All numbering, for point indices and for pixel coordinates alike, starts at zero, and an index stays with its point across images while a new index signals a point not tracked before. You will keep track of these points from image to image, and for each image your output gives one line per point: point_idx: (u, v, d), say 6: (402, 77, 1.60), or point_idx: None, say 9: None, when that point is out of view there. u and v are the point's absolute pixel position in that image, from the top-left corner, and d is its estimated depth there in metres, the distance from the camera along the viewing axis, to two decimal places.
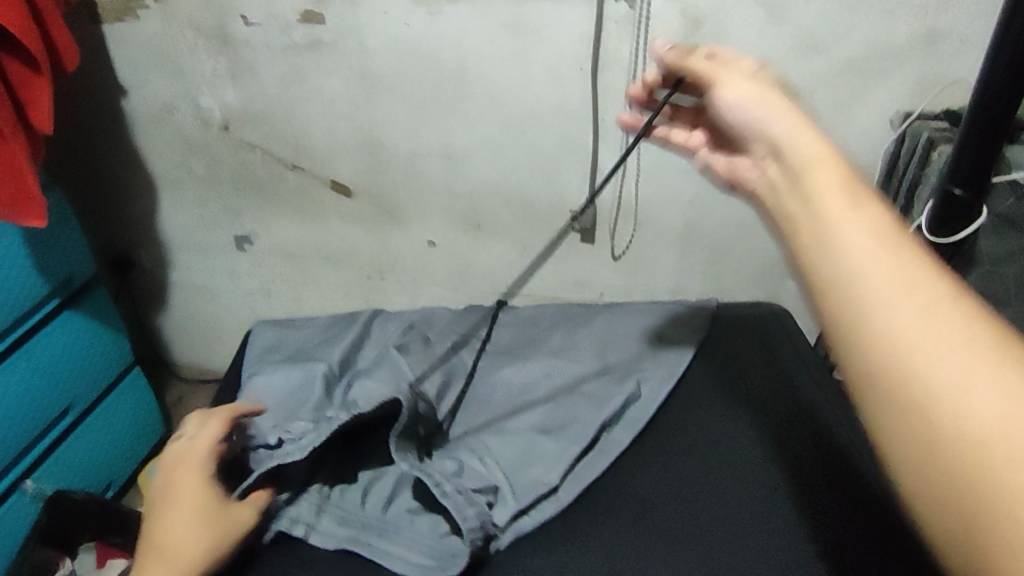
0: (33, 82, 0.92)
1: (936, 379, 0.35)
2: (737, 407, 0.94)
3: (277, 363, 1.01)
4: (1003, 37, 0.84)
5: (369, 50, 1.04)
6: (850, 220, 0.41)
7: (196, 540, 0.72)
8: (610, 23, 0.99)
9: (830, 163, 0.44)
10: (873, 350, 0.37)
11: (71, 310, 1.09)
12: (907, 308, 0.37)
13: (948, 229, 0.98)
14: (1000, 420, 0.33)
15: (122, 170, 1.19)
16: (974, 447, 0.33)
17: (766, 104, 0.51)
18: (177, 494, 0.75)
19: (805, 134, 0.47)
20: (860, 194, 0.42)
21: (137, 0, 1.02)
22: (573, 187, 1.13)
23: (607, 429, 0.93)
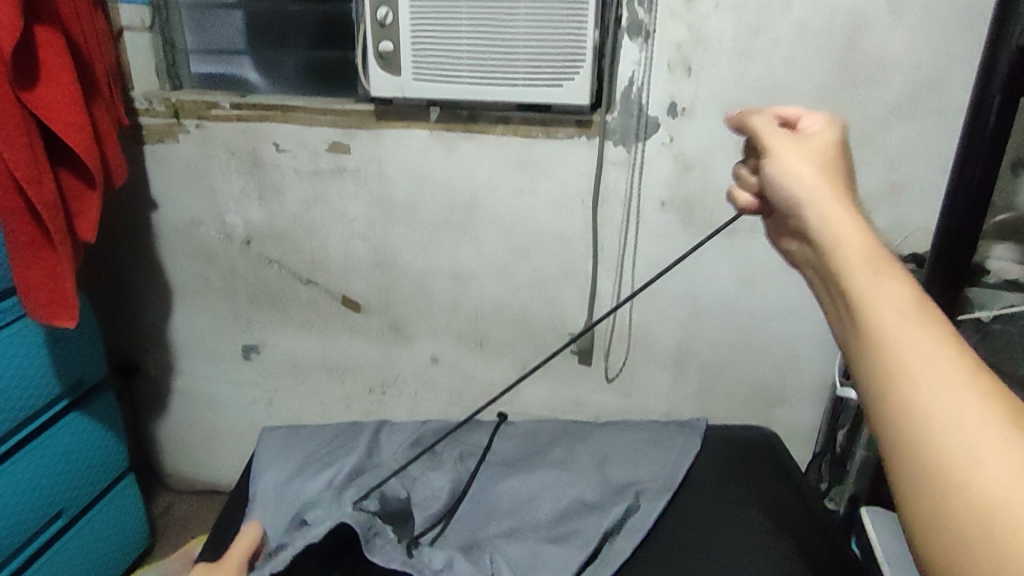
0: (85, 194, 0.98)
1: (944, 410, 0.39)
2: (736, 516, 0.99)
3: (282, 482, 1.00)
4: (958, 182, 0.94)
5: (389, 178, 1.13)
6: (876, 294, 0.44)
7: None
8: (610, 164, 1.10)
9: (859, 239, 0.47)
10: (900, 435, 0.40)
11: (79, 412, 1.08)
12: (954, 378, 0.39)
13: None
14: (1010, 485, 0.36)
15: (141, 278, 1.23)
16: (982, 505, 0.36)
17: (815, 187, 0.52)
18: None
19: (846, 219, 0.49)
20: (886, 270, 0.45)
21: (180, 125, 1.11)
22: (573, 313, 1.19)
23: (609, 539, 0.96)
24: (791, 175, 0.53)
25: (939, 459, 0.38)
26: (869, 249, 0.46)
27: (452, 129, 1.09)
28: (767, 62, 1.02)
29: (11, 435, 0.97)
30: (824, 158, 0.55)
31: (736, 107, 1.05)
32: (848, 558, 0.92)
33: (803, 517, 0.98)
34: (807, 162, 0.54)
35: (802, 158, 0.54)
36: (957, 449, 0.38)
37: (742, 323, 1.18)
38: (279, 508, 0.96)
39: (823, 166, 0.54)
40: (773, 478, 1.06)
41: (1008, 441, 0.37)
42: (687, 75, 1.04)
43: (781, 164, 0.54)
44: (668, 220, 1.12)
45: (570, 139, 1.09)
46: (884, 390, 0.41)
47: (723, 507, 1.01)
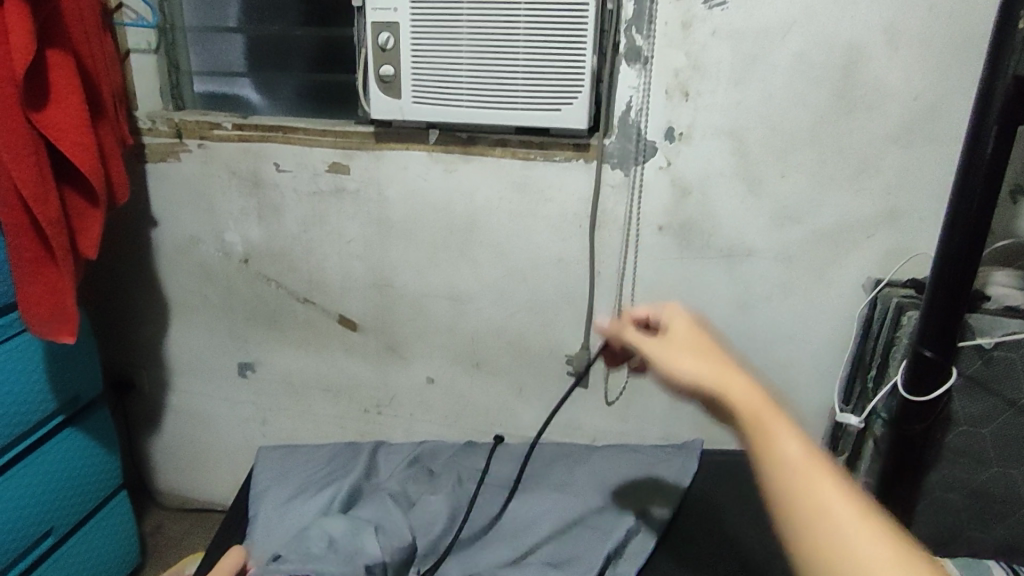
0: (88, 213, 0.99)
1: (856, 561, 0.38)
2: (738, 542, 0.99)
3: (283, 503, 1.01)
4: (959, 202, 0.93)
5: (388, 199, 1.14)
6: (778, 443, 0.43)
7: None
8: (607, 187, 1.10)
9: (756, 397, 0.46)
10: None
11: (74, 427, 1.08)
12: (861, 530, 0.39)
13: (923, 388, 1.02)
14: None
15: (140, 295, 1.24)
16: None
17: (706, 369, 0.49)
18: None
19: (742, 384, 0.47)
20: (779, 422, 0.44)
21: (182, 144, 1.13)
22: (570, 335, 1.19)
23: (612, 563, 0.95)
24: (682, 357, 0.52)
25: None
26: (764, 408, 0.45)
27: (451, 151, 1.11)
28: (765, 89, 1.03)
29: (7, 449, 0.98)
30: (699, 344, 0.53)
31: (732, 133, 1.06)
32: None
33: None
34: (685, 350, 0.52)
35: (681, 351, 0.52)
36: None
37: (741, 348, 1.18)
38: (284, 527, 0.97)
39: (699, 350, 0.52)
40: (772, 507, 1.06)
41: None
42: (685, 100, 1.05)
43: (667, 366, 0.52)
44: (666, 244, 1.13)
45: (567, 162, 1.09)
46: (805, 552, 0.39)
47: (727, 533, 1.00)
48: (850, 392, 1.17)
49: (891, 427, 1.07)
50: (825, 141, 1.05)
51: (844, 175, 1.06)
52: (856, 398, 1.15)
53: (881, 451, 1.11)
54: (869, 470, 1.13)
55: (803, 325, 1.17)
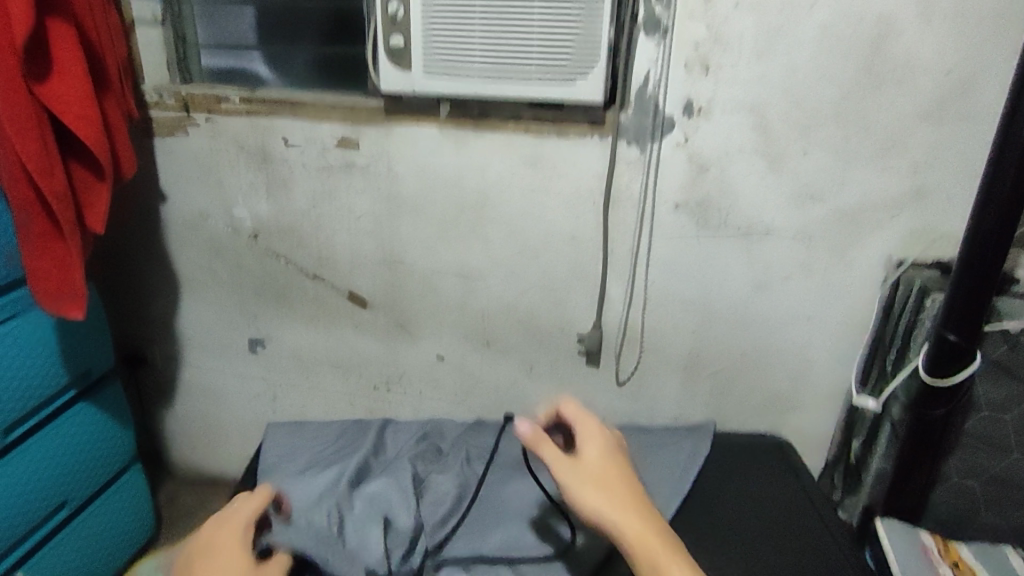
0: (94, 187, 0.99)
1: None
2: (746, 526, 0.98)
3: (291, 477, 1.02)
4: (992, 183, 0.89)
5: (397, 174, 1.12)
6: (652, 550, 0.79)
7: None
8: (622, 163, 1.07)
9: (639, 525, 0.81)
10: None
11: (87, 401, 1.09)
12: None
13: (945, 372, 0.99)
14: None
15: (151, 270, 1.24)
16: None
17: (606, 501, 0.83)
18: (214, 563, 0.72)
19: (627, 510, 0.82)
20: (651, 538, 0.80)
21: (189, 118, 1.12)
22: (581, 314, 1.18)
23: None
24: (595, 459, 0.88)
25: None
26: (640, 529, 0.80)
27: (462, 125, 1.08)
28: (790, 62, 0.98)
29: (21, 422, 0.99)
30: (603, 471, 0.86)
31: (753, 107, 1.01)
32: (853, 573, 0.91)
33: (812, 535, 0.97)
34: (590, 475, 0.85)
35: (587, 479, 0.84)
36: None
37: (756, 330, 1.16)
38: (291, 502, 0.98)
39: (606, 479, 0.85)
40: (784, 491, 1.04)
41: None
42: (705, 72, 1.01)
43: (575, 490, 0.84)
44: (681, 223, 1.10)
45: (581, 137, 1.06)
46: None
47: (737, 517, 0.99)
48: (868, 373, 1.15)
49: (909, 411, 1.05)
50: (851, 117, 1.00)
51: (869, 152, 1.02)
52: (875, 381, 1.13)
53: (897, 436, 1.09)
54: (883, 455, 1.11)
55: (822, 307, 1.13)
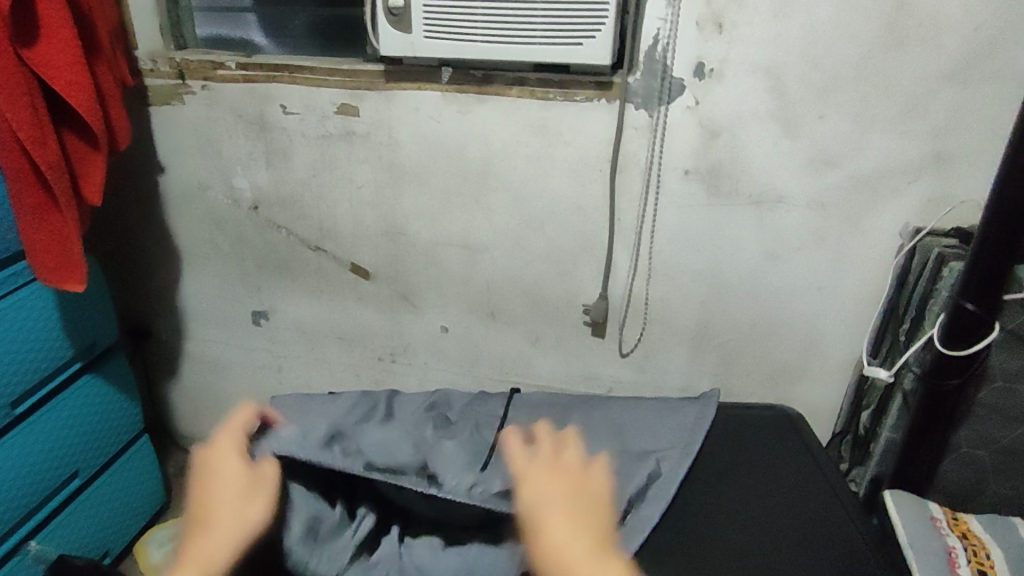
0: (89, 157, 0.97)
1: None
2: (753, 497, 0.97)
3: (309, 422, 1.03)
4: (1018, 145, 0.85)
5: (399, 143, 1.09)
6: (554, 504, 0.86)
7: (254, 515, 0.85)
8: (630, 130, 1.04)
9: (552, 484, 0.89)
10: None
11: (92, 374, 1.10)
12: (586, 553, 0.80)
13: (961, 342, 0.96)
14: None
15: (152, 243, 1.23)
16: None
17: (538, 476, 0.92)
18: (221, 471, 0.88)
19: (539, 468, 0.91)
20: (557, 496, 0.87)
21: (185, 86, 1.09)
22: (587, 285, 1.16)
23: (636, 506, 0.94)
24: (544, 519, 0.83)
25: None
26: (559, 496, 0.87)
27: (465, 90, 1.04)
28: (808, 20, 0.93)
29: (28, 396, 0.99)
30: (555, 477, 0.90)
31: (767, 70, 0.97)
32: (860, 543, 0.90)
33: (818, 506, 0.96)
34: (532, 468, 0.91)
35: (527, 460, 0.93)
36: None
37: (766, 301, 1.14)
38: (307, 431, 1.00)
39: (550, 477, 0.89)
40: (791, 461, 1.03)
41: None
42: (718, 32, 0.96)
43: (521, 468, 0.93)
44: (691, 190, 1.07)
45: (587, 102, 1.02)
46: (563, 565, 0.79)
47: (744, 488, 0.99)
48: (880, 344, 1.13)
49: (921, 381, 1.02)
50: (871, 79, 0.96)
51: (888, 115, 0.98)
52: (887, 352, 1.11)
53: (909, 406, 1.07)
54: (894, 425, 1.09)
55: (834, 278, 1.10)
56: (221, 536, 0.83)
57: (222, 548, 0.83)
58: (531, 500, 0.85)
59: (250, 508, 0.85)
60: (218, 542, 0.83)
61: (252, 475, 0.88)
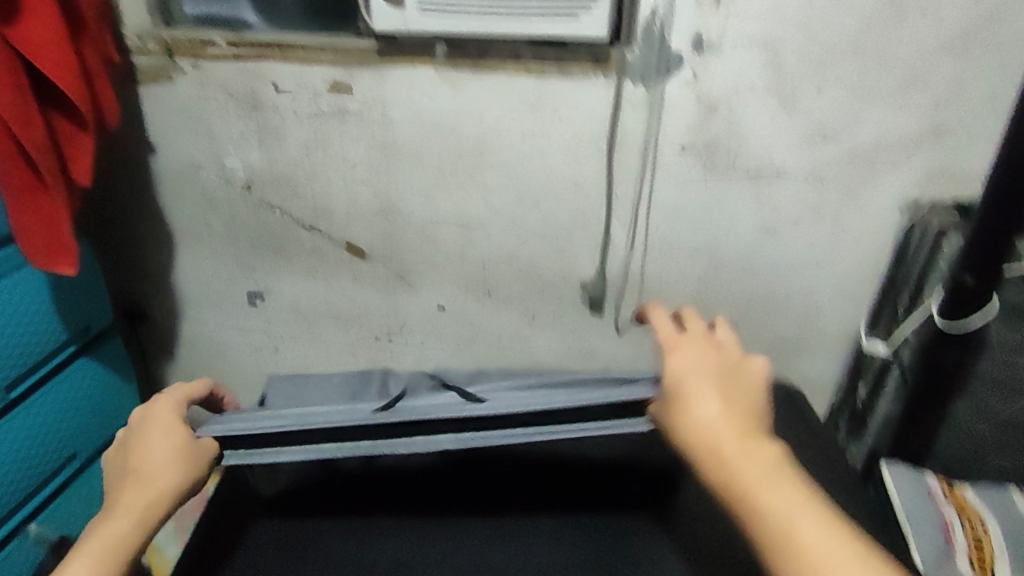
0: (78, 137, 0.95)
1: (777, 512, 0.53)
2: None
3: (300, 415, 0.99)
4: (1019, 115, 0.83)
5: (393, 121, 1.07)
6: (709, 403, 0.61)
7: (170, 480, 0.68)
8: (627, 105, 1.02)
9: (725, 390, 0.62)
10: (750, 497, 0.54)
11: (88, 357, 1.09)
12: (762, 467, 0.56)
13: (960, 315, 0.96)
14: (785, 524, 0.52)
15: (144, 225, 1.22)
16: (776, 532, 0.52)
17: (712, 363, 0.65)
18: (151, 432, 0.71)
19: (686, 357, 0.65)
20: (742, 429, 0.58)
21: (174, 65, 1.07)
22: (584, 262, 1.15)
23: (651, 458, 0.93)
24: (707, 413, 0.60)
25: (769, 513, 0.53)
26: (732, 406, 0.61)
27: (459, 67, 1.02)
28: None
29: (23, 380, 0.99)
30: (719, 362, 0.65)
31: (766, 42, 0.95)
32: (857, 515, 0.91)
33: (817, 479, 0.96)
34: (691, 354, 0.65)
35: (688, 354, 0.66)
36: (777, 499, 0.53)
37: (763, 276, 1.13)
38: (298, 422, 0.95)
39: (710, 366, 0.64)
40: (790, 434, 1.03)
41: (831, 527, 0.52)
42: (716, 5, 0.94)
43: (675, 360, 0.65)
44: (688, 165, 1.05)
45: (583, 77, 1.01)
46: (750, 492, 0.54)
47: None
48: (878, 317, 1.13)
49: None
50: (871, 50, 0.94)
51: (887, 87, 0.96)
52: (885, 325, 1.11)
53: (907, 381, 1.09)
54: (892, 399, 1.11)
55: (831, 253, 1.10)
56: (124, 512, 0.65)
57: (122, 530, 0.64)
58: (688, 391, 0.62)
59: (171, 468, 0.69)
60: (118, 526, 0.64)
61: (189, 444, 0.72)
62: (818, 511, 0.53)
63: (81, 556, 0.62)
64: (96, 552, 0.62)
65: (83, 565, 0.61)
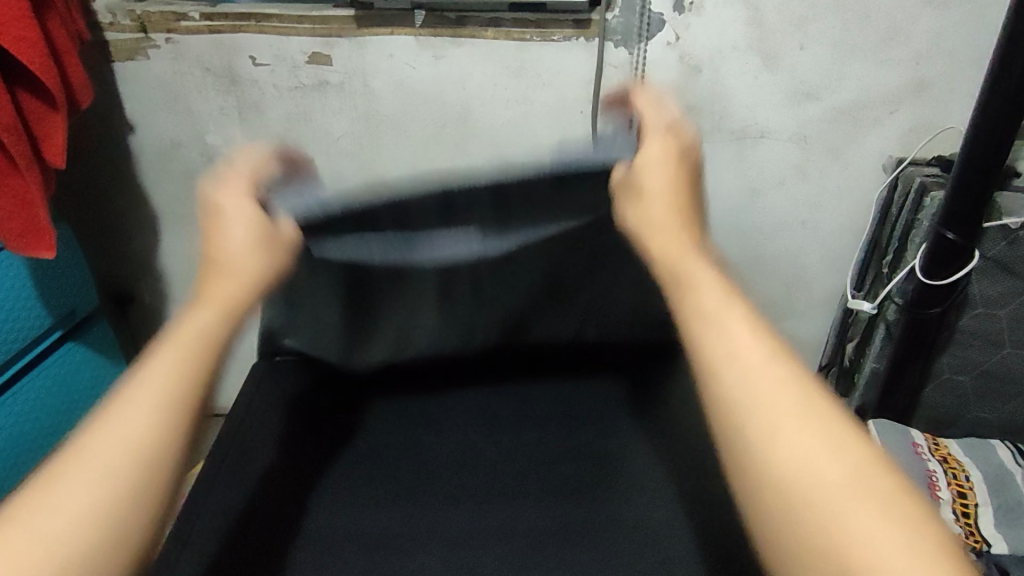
0: (48, 117, 0.93)
1: (787, 473, 0.40)
2: None
3: None
4: (1002, 66, 0.82)
5: (374, 91, 1.06)
6: (743, 329, 0.46)
7: (249, 268, 0.58)
8: (609, 68, 1.01)
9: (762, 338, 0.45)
10: (756, 425, 0.42)
11: (74, 341, 1.09)
12: (800, 436, 0.41)
13: (940, 272, 0.97)
14: (806, 483, 0.39)
15: (127, 205, 1.21)
16: (770, 446, 0.41)
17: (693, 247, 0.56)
18: (221, 223, 0.58)
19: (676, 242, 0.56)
20: (785, 374, 0.44)
21: (148, 40, 1.04)
22: None
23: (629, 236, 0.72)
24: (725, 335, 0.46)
25: (772, 463, 0.40)
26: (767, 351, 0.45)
27: (440, 34, 1.01)
28: None
29: (8, 366, 0.98)
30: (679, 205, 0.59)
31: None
32: None
33: None
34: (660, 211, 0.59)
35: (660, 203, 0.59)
36: (799, 464, 0.40)
37: (750, 237, 1.15)
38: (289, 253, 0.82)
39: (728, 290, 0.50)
40: None
41: (853, 472, 0.39)
42: None
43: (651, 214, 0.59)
44: None
45: (566, 41, 1.00)
46: (771, 434, 0.41)
47: None
48: (863, 277, 1.14)
49: (904, 312, 1.04)
50: (854, 5, 0.93)
51: (869, 42, 0.96)
52: (869, 285, 1.13)
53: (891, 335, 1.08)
54: (877, 357, 1.12)
55: (817, 212, 1.11)
56: (211, 303, 0.54)
57: (203, 321, 0.52)
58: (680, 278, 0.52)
59: (250, 259, 0.58)
60: (201, 320, 0.52)
61: (268, 230, 0.60)
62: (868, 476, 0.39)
63: (144, 378, 0.47)
64: (179, 343, 0.50)
65: (155, 366, 0.48)
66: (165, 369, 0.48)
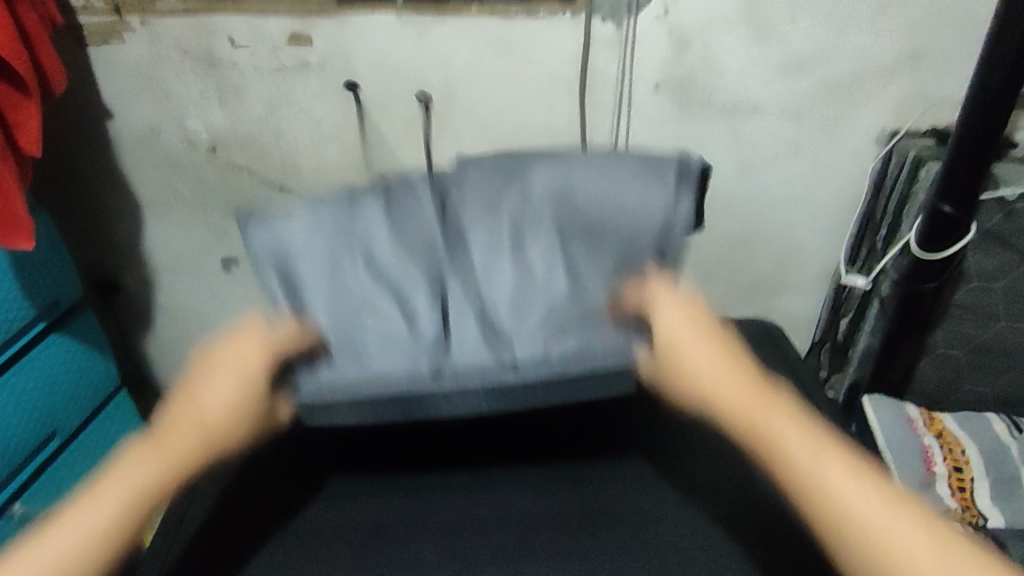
0: (21, 104, 0.91)
1: (860, 523, 0.50)
2: None
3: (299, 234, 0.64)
4: (1001, 32, 0.80)
5: (357, 71, 1.04)
6: (791, 432, 0.54)
7: (236, 429, 0.58)
8: (597, 44, 0.99)
9: (751, 389, 0.58)
10: (810, 493, 0.52)
11: (59, 332, 1.09)
12: (850, 491, 0.51)
13: (937, 246, 0.95)
14: (883, 525, 0.50)
15: (109, 193, 1.19)
16: (863, 539, 0.49)
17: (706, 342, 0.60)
18: (222, 369, 0.58)
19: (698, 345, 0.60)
20: (830, 454, 0.53)
21: (123, 23, 1.02)
22: None
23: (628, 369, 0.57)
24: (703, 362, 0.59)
25: (841, 517, 0.51)
26: (798, 424, 0.56)
27: (422, 11, 0.98)
28: None
29: None
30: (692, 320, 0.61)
31: None
32: None
33: None
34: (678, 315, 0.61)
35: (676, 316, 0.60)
36: (880, 543, 0.49)
37: (740, 214, 1.13)
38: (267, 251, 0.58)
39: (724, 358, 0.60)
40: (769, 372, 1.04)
41: (883, 502, 0.51)
42: None
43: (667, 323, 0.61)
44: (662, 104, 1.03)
45: (551, 17, 0.97)
46: (823, 503, 0.51)
47: None
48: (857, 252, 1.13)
49: (898, 287, 1.02)
50: None
51: (863, 12, 0.93)
52: (864, 260, 1.11)
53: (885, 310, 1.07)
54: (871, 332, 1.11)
55: (809, 187, 1.09)
56: (162, 453, 0.55)
57: (147, 476, 0.54)
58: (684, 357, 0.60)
59: (226, 412, 0.58)
60: (144, 467, 0.54)
61: (252, 390, 0.58)
62: (887, 506, 0.51)
63: (71, 519, 0.51)
64: (123, 495, 0.53)
65: (110, 505, 0.52)
66: (102, 515, 0.52)
